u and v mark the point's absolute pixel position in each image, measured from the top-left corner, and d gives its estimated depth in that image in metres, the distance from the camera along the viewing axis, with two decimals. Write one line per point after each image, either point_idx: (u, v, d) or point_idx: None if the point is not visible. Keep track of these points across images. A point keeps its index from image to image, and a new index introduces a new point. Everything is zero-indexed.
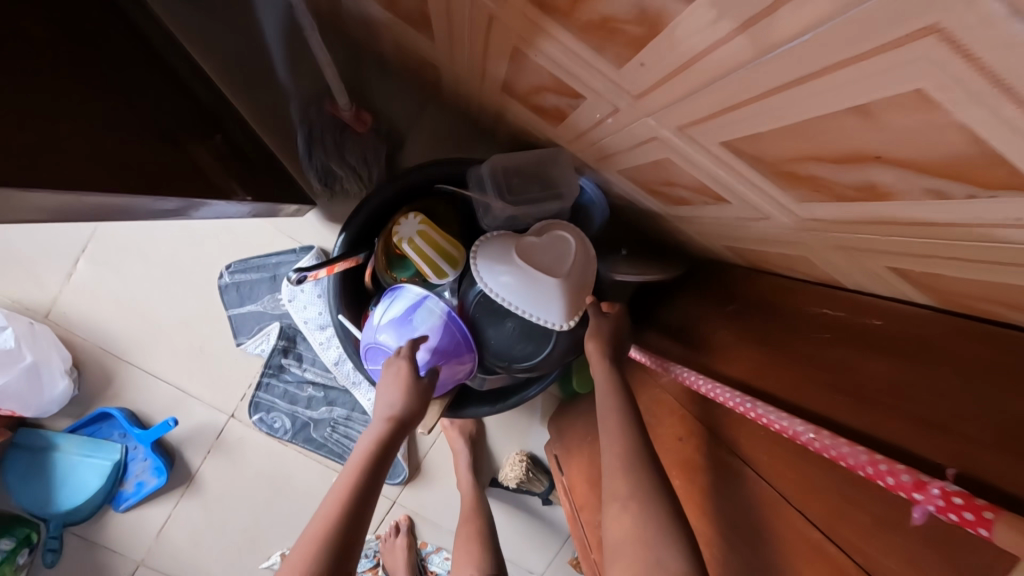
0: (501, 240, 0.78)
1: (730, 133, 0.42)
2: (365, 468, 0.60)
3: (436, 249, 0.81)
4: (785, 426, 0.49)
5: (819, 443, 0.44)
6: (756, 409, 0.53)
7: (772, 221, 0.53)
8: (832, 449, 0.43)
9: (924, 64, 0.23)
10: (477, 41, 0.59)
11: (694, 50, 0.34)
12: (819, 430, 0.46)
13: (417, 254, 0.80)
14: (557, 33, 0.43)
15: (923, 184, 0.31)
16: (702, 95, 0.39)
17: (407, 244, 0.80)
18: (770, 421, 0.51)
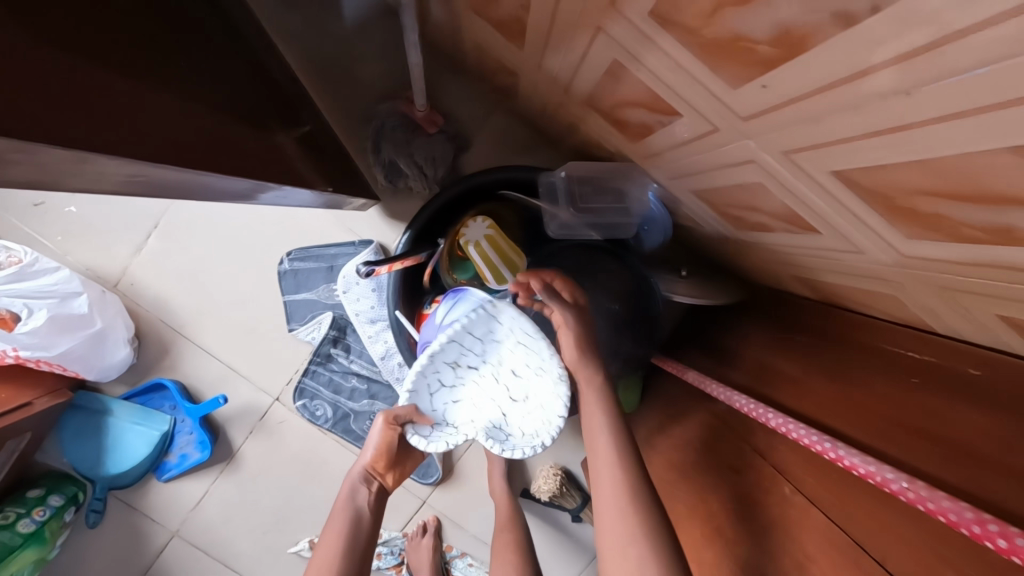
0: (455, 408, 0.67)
1: (845, 162, 0.40)
2: (348, 531, 0.70)
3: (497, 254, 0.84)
4: (871, 470, 0.46)
5: (914, 493, 0.42)
6: (836, 449, 0.51)
7: (867, 256, 0.51)
8: (930, 501, 0.41)
9: None
10: (571, 51, 0.59)
11: (829, 78, 0.33)
12: (913, 479, 0.43)
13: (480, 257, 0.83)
14: (670, 49, 0.43)
15: None
16: (823, 122, 0.38)
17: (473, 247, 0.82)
18: (853, 463, 0.49)
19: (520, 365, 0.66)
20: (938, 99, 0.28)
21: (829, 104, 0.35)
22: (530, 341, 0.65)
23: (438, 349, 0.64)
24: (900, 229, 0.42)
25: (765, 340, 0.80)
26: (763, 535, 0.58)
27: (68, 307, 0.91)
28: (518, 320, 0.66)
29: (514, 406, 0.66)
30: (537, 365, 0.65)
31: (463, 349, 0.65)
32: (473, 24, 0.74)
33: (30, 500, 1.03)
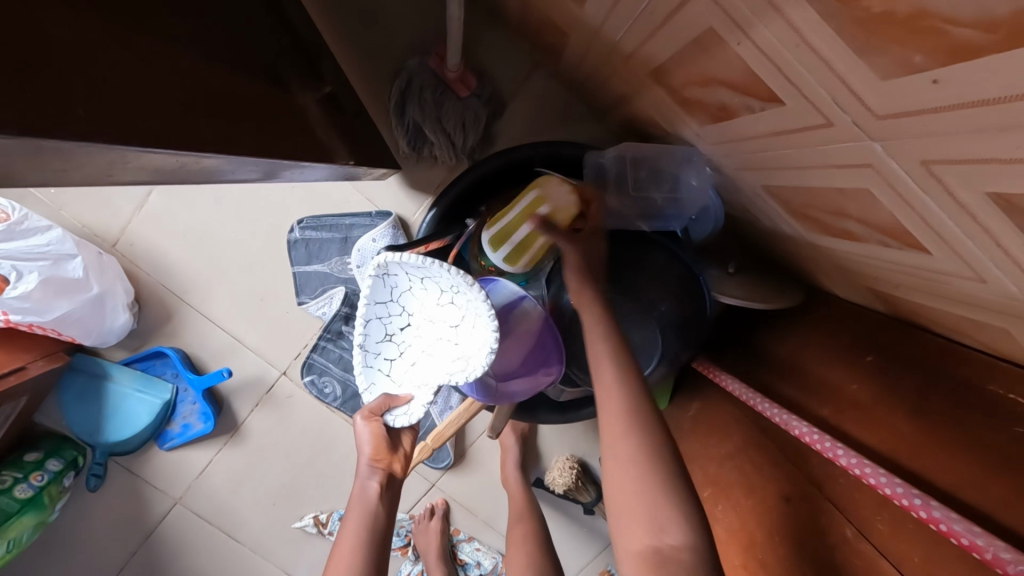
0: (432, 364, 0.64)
1: (1012, 187, 0.31)
2: (363, 539, 0.62)
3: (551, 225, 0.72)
4: (981, 546, 0.40)
5: None
6: (929, 508, 0.44)
7: (991, 287, 0.43)
8: None
9: None
10: (648, 12, 0.49)
11: None
12: None
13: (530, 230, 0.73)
14: (800, 22, 0.33)
15: None
16: (1003, 137, 0.29)
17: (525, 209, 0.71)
18: (953, 531, 0.42)
19: (440, 292, 0.63)
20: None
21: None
22: (428, 271, 0.61)
23: (361, 337, 0.62)
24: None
25: (824, 353, 0.72)
26: None
27: (62, 270, 0.84)
28: (403, 261, 0.60)
29: (466, 331, 0.63)
30: (451, 286, 0.62)
31: (381, 320, 0.63)
32: None
33: (27, 464, 0.99)
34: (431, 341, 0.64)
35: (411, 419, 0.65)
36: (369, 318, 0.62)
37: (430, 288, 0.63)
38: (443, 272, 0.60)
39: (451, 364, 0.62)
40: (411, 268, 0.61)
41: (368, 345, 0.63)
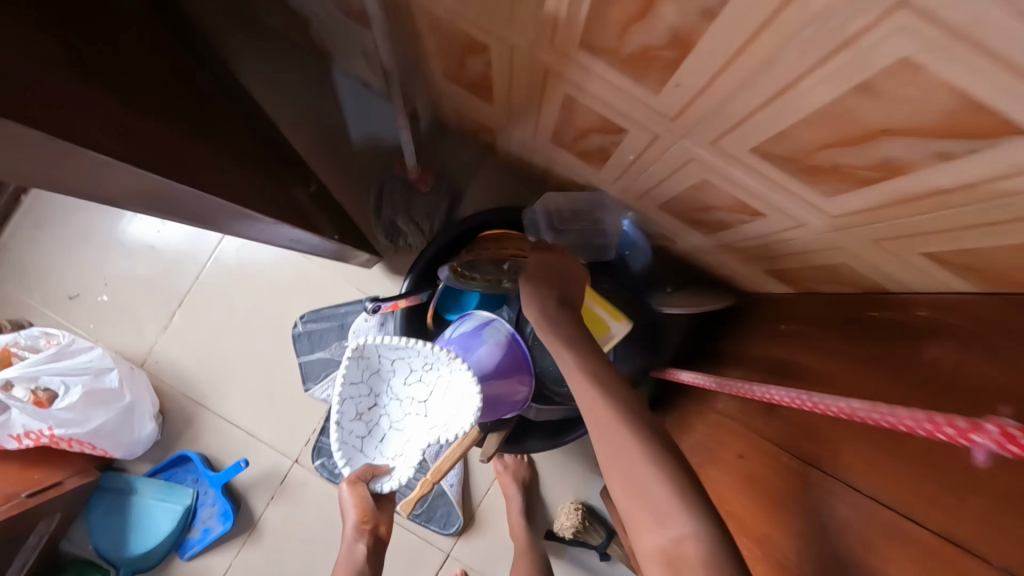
0: (405, 435, 0.70)
1: (757, 139, 0.48)
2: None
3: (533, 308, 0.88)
4: (794, 398, 0.50)
5: (818, 404, 0.45)
6: (773, 391, 0.54)
7: (808, 227, 0.59)
8: (833, 406, 0.44)
9: (903, 34, 0.29)
10: (532, 97, 0.70)
11: (716, 67, 0.42)
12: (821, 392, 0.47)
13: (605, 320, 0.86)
14: (603, 72, 0.53)
15: (931, 148, 0.37)
16: (731, 105, 0.46)
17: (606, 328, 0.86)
18: (784, 398, 0.51)
19: (411, 373, 0.71)
20: (802, 64, 0.36)
21: (727, 89, 0.44)
22: (404, 353, 0.70)
23: (337, 414, 0.68)
24: (822, 189, 0.50)
25: (758, 337, 0.85)
26: (769, 508, 0.59)
27: (101, 382, 0.97)
28: (378, 343, 0.69)
29: (436, 404, 0.70)
30: (423, 365, 0.71)
31: (358, 400, 0.69)
32: (451, 92, 0.87)
33: None
34: (403, 417, 0.71)
35: (395, 485, 0.69)
36: (345, 397, 0.69)
37: (402, 369, 0.71)
38: (420, 351, 0.70)
39: (429, 433, 0.69)
40: (387, 349, 0.70)
41: (344, 423, 0.69)
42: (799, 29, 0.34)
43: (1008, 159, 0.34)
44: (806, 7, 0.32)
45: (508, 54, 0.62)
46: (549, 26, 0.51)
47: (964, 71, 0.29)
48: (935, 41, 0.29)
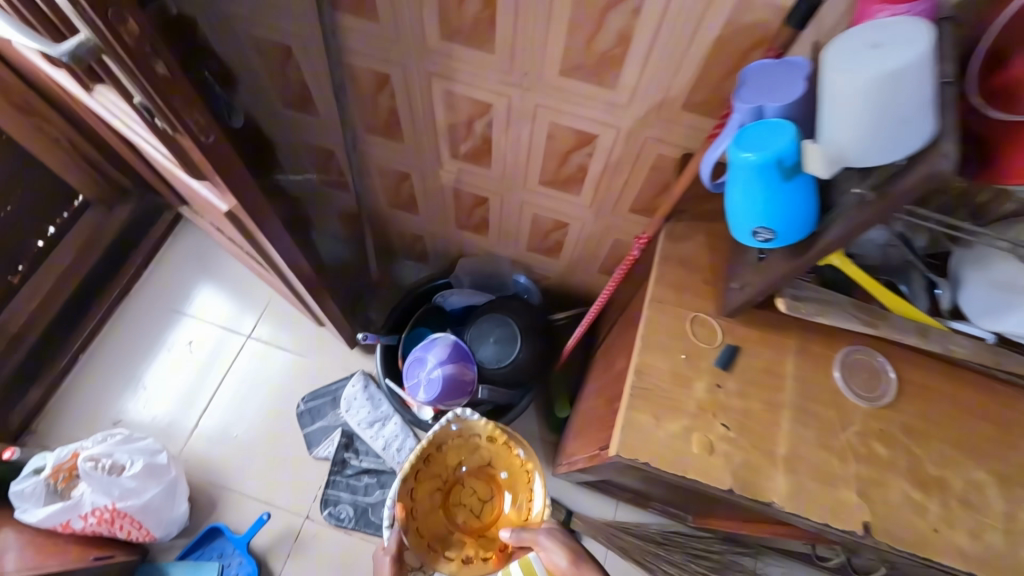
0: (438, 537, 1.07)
1: (537, 177, 1.07)
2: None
3: (433, 539, 1.01)
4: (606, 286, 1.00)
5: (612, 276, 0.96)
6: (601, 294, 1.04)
7: (587, 220, 1.15)
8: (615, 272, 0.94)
9: (543, 113, 0.90)
10: (439, 200, 1.29)
11: (504, 147, 1.02)
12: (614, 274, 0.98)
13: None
14: (466, 167, 1.12)
15: (584, 152, 0.96)
16: (519, 164, 1.05)
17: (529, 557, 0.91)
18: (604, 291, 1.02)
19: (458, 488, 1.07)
20: (529, 134, 0.96)
21: (513, 156, 1.03)
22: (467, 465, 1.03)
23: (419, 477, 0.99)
24: (575, 190, 1.07)
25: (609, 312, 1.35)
26: (613, 363, 1.03)
27: (155, 459, 1.26)
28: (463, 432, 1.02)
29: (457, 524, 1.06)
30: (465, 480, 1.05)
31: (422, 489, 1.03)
32: (394, 217, 1.45)
33: None
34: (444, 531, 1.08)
35: None
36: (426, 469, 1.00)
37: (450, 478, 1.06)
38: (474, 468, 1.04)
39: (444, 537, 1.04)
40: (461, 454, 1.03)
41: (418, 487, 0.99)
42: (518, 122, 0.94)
43: (603, 147, 0.93)
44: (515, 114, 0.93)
45: (421, 176, 1.22)
46: (435, 152, 1.10)
47: (563, 118, 0.89)
48: (550, 113, 0.89)
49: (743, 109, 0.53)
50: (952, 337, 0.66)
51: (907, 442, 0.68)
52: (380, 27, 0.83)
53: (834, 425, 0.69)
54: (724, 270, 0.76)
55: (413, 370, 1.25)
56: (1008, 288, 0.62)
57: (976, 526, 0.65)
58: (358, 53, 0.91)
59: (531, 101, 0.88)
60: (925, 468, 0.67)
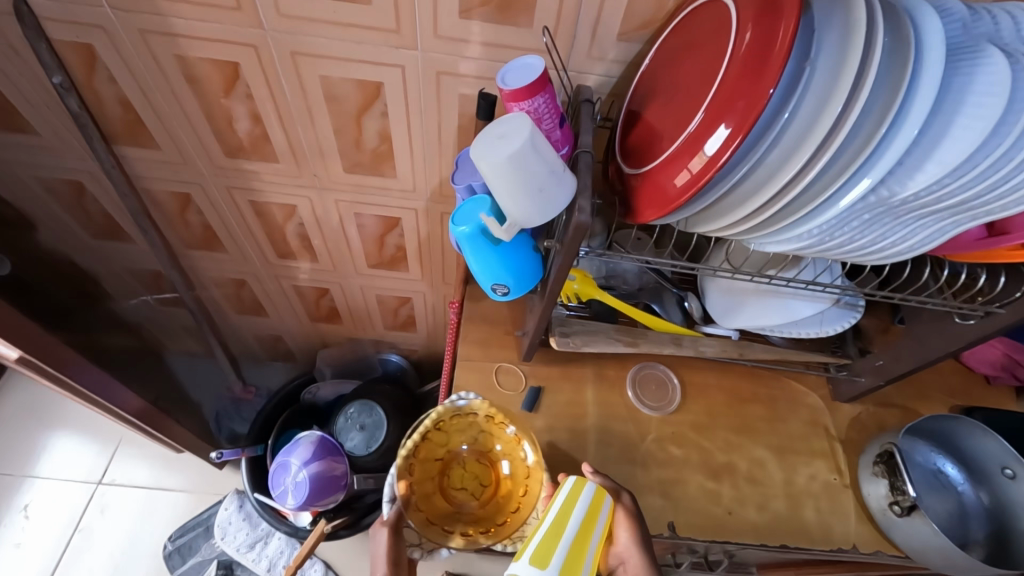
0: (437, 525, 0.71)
1: (365, 261, 1.11)
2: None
3: (443, 521, 0.71)
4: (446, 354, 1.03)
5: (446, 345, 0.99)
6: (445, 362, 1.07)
7: (427, 292, 1.20)
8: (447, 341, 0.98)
9: (345, 206, 0.96)
10: (283, 299, 1.29)
11: (323, 242, 1.06)
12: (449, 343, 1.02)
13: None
14: (297, 264, 1.14)
15: (396, 232, 1.02)
16: (343, 253, 1.09)
17: (610, 503, 0.63)
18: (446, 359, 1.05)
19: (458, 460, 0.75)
20: (341, 225, 1.01)
21: (335, 247, 1.08)
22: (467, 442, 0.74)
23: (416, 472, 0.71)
24: (404, 268, 1.13)
25: None
26: None
27: None
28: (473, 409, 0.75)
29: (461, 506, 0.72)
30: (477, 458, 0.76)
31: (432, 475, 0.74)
32: (245, 323, 1.41)
33: None
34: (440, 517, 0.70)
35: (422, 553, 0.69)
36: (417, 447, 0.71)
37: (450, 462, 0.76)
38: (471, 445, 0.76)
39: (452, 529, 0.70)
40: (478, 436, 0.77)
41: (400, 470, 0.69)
42: (327, 217, 0.99)
43: (410, 226, 1.00)
44: (321, 211, 0.98)
45: (258, 280, 1.22)
46: (261, 256, 1.12)
47: (364, 206, 0.96)
48: (351, 204, 0.95)
49: (461, 188, 0.60)
50: (704, 340, 0.78)
51: (696, 438, 0.77)
52: (163, 152, 0.86)
53: (633, 438, 0.76)
54: (521, 320, 0.84)
55: (280, 473, 1.18)
56: (730, 289, 0.75)
57: (762, 499, 0.74)
58: (151, 178, 0.92)
59: (330, 197, 0.94)
60: (715, 458, 0.76)
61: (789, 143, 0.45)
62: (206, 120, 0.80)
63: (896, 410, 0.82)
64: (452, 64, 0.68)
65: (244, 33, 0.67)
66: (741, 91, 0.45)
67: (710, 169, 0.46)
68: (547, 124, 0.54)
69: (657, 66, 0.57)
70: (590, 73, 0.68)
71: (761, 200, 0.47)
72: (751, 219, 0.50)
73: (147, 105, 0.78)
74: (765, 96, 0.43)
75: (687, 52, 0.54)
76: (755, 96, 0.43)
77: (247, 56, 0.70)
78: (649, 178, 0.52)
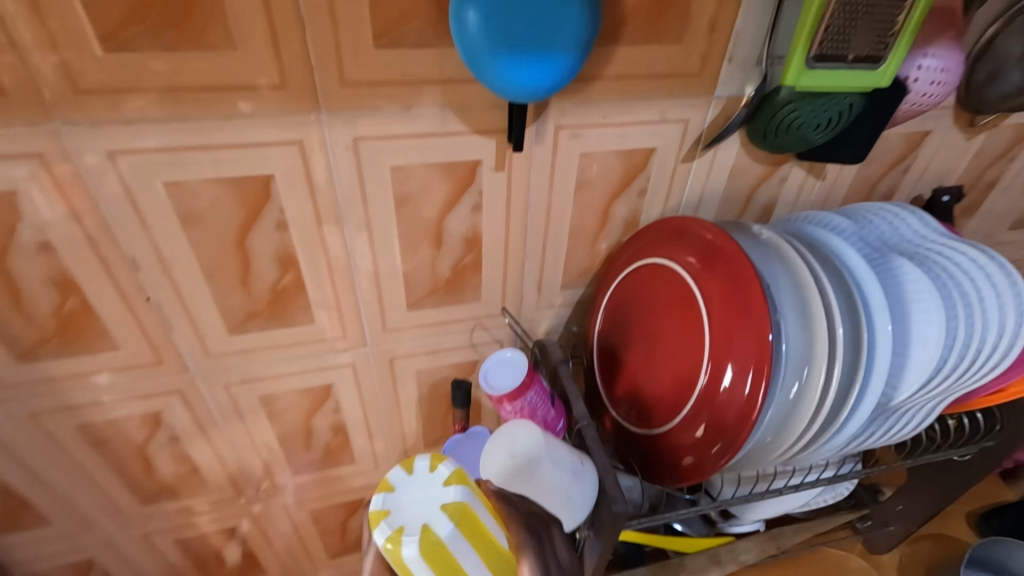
0: None
1: (326, 554, 0.94)
2: None
3: None
4: None
5: None
6: None
7: None
8: None
9: (299, 506, 0.82)
10: None
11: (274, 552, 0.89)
12: None
13: (469, 561, 0.37)
14: None
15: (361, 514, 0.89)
16: (299, 556, 0.92)
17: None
18: None
19: None
20: (293, 528, 0.85)
21: (289, 553, 0.90)
22: None
23: None
24: None
25: None
26: None
27: None
28: None
29: None
30: None
31: None
32: None
33: None
34: None
35: None
36: None
37: None
38: None
39: None
40: None
41: None
42: (276, 526, 0.84)
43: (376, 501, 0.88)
44: (270, 521, 0.83)
45: None
46: None
47: (320, 501, 0.83)
48: (304, 504, 0.82)
49: None
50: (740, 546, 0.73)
51: None
52: (59, 528, 0.69)
53: None
54: None
55: None
56: None
57: None
58: (38, 560, 0.73)
59: (279, 504, 0.81)
60: None
61: (794, 390, 0.45)
62: (115, 478, 0.67)
63: (929, 542, 0.80)
64: (405, 348, 0.66)
65: (167, 383, 0.59)
66: (734, 340, 0.45)
67: (745, 426, 0.43)
68: (542, 410, 0.51)
69: (622, 314, 0.59)
70: (541, 321, 0.69)
71: (795, 437, 0.46)
72: (788, 454, 0.48)
73: (38, 486, 0.64)
74: (765, 345, 0.44)
75: (648, 301, 0.56)
76: (753, 345, 0.44)
77: (172, 401, 0.61)
78: (674, 437, 0.50)
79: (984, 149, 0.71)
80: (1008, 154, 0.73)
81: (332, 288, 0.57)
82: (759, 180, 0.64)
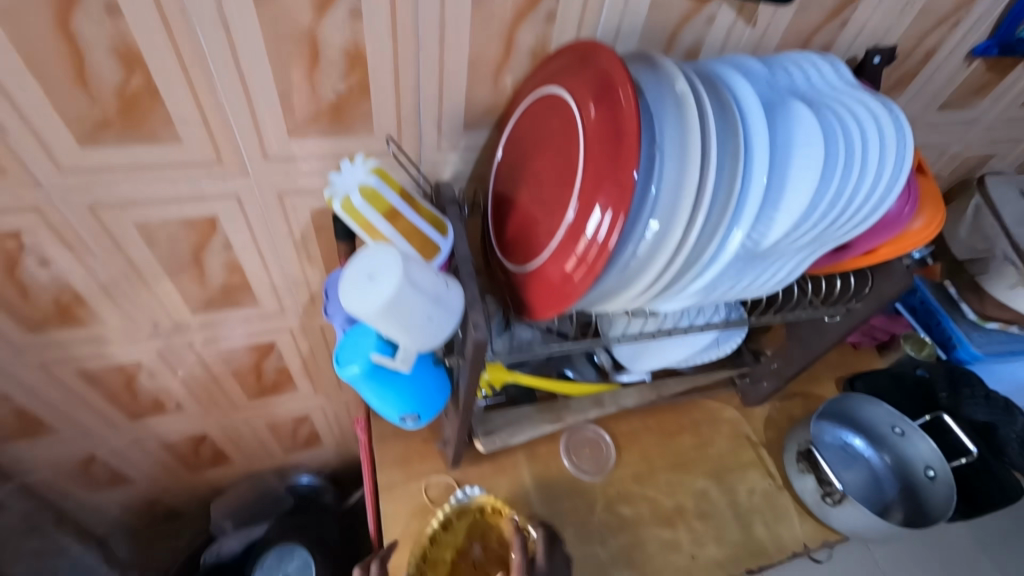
0: None
1: (243, 393, 0.96)
2: None
3: None
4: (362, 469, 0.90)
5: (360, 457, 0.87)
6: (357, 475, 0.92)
7: (324, 404, 1.08)
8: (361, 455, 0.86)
9: (202, 344, 0.82)
10: (151, 460, 1.08)
11: (187, 388, 0.90)
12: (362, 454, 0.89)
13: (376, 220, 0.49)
14: (160, 420, 0.96)
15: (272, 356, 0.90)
16: (216, 393, 0.94)
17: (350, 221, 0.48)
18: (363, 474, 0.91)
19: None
20: (203, 366, 0.86)
21: (203, 389, 0.92)
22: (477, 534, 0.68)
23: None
24: (291, 388, 0.99)
25: None
26: None
27: None
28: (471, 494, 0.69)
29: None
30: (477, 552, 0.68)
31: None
32: (102, 502, 1.15)
33: None
34: None
35: None
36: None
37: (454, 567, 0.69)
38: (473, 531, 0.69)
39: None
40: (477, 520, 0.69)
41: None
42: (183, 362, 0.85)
43: (286, 346, 0.88)
44: (176, 358, 0.83)
45: (113, 451, 1.01)
46: (107, 424, 0.92)
47: (227, 340, 0.83)
48: (209, 343, 0.82)
49: (337, 321, 0.55)
50: (623, 392, 0.79)
51: (642, 491, 0.76)
52: None
53: (583, 513, 0.74)
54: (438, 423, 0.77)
55: None
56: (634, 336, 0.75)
57: (717, 533, 0.75)
58: None
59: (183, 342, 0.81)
60: (662, 504, 0.76)
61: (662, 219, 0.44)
62: None
63: (797, 400, 0.89)
64: (292, 182, 0.62)
65: (20, 199, 0.55)
66: (608, 164, 0.44)
67: (602, 254, 0.43)
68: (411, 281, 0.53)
69: (512, 159, 0.56)
70: (445, 164, 0.66)
71: (656, 272, 0.46)
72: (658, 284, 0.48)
73: None
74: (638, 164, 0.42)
75: (538, 137, 0.53)
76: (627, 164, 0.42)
77: (32, 221, 0.57)
78: (544, 271, 0.49)
79: (928, 9, 0.66)
80: (951, 19, 0.69)
81: (195, 100, 0.51)
82: (683, 17, 0.58)
